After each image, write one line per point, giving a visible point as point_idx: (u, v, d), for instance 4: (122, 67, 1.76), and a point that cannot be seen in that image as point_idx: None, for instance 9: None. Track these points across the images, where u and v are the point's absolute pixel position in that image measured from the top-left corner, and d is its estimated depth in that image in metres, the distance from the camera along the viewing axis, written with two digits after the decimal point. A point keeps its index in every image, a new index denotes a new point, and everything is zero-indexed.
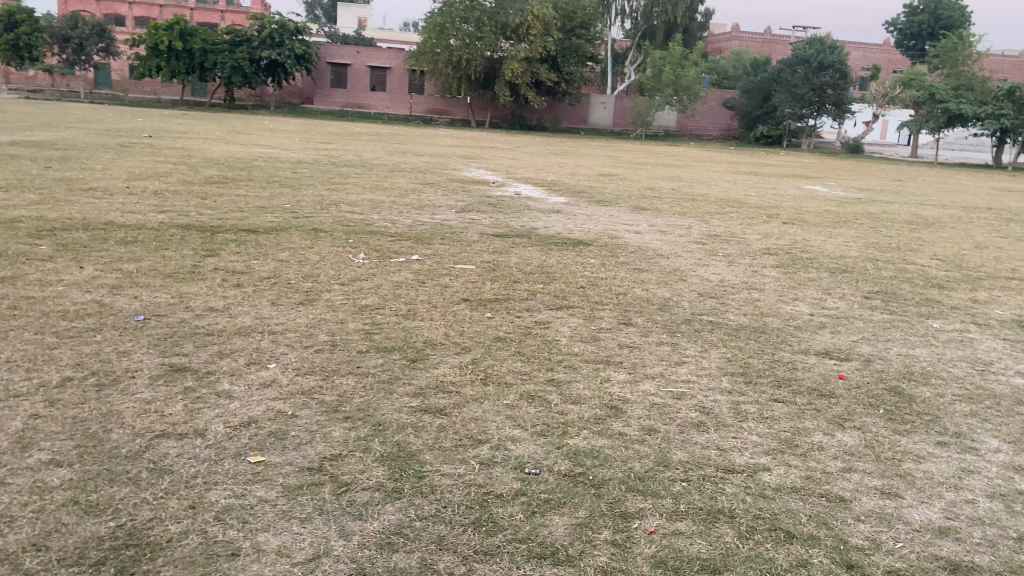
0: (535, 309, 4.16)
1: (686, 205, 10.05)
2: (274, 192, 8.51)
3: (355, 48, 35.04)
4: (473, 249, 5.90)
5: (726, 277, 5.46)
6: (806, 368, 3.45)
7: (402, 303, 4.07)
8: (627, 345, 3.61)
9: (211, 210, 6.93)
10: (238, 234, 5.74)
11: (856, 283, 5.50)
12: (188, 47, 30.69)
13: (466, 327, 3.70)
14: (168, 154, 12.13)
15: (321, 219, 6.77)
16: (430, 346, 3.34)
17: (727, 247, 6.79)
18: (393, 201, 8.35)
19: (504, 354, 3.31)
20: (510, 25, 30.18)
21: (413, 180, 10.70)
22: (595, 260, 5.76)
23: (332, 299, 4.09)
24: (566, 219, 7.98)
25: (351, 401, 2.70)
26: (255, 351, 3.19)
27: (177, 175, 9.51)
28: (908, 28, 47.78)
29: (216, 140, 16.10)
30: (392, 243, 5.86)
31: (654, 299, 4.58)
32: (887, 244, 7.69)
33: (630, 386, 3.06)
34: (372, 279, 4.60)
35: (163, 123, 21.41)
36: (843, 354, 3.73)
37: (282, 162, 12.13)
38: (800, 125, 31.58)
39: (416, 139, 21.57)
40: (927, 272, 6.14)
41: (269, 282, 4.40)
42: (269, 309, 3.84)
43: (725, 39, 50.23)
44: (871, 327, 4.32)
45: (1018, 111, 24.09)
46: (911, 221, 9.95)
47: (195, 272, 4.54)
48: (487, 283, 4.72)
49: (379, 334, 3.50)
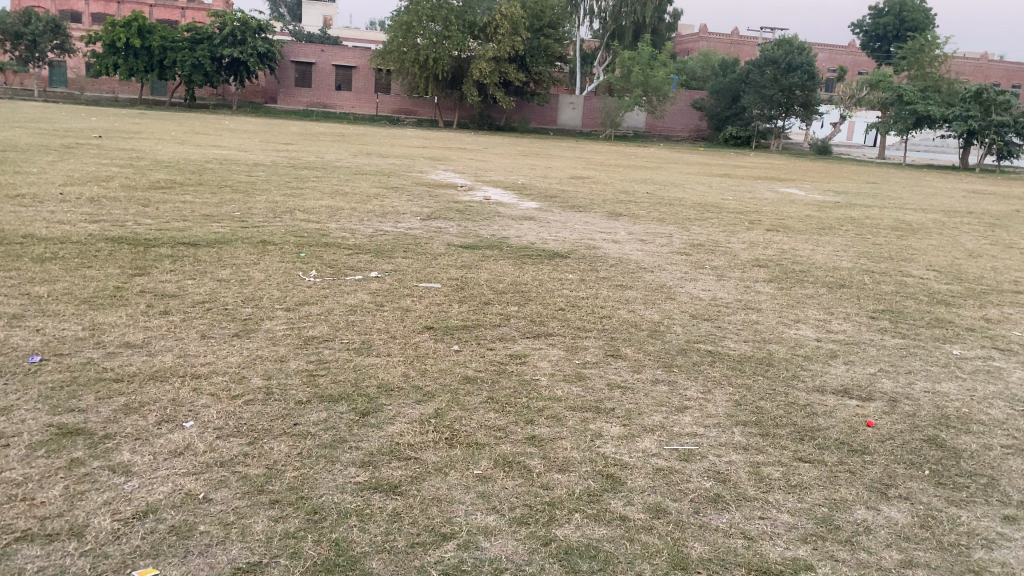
0: (509, 339, 3.62)
1: (663, 210, 9.59)
2: (224, 198, 7.90)
3: (320, 46, 34.26)
4: (439, 262, 5.34)
5: (717, 293, 4.99)
6: (828, 414, 2.95)
7: (355, 334, 3.52)
8: (618, 386, 3.09)
9: (150, 219, 6.32)
10: (175, 248, 5.13)
11: (858, 300, 5.06)
12: (147, 45, 29.71)
13: (428, 364, 3.16)
14: (117, 156, 11.44)
15: (271, 229, 6.19)
16: (385, 393, 2.79)
17: (713, 258, 6.33)
18: (353, 208, 7.80)
19: (474, 402, 2.77)
20: (478, 23, 29.42)
21: (377, 184, 10.15)
22: (574, 275, 5.23)
23: (272, 330, 3.52)
24: (540, 227, 7.46)
25: (282, 477, 2.16)
26: (172, 404, 2.61)
27: (120, 179, 8.83)
28: (874, 30, 48.06)
29: (171, 141, 15.36)
30: (348, 257, 5.29)
31: (644, 324, 4.07)
32: (878, 253, 7.29)
33: (627, 443, 2.54)
34: (322, 302, 4.04)
35: (116, 123, 20.53)
36: (863, 392, 3.25)
37: (237, 164, 11.46)
38: (769, 126, 31.44)
39: (381, 140, 20.99)
40: (929, 286, 5.75)
41: (203, 307, 3.82)
42: (197, 345, 3.26)
43: (694, 41, 50.33)
44: (886, 355, 3.85)
45: (985, 112, 24.05)
46: (895, 226, 9.61)
47: (116, 296, 3.93)
48: (454, 305, 4.18)
49: (325, 376, 2.94)
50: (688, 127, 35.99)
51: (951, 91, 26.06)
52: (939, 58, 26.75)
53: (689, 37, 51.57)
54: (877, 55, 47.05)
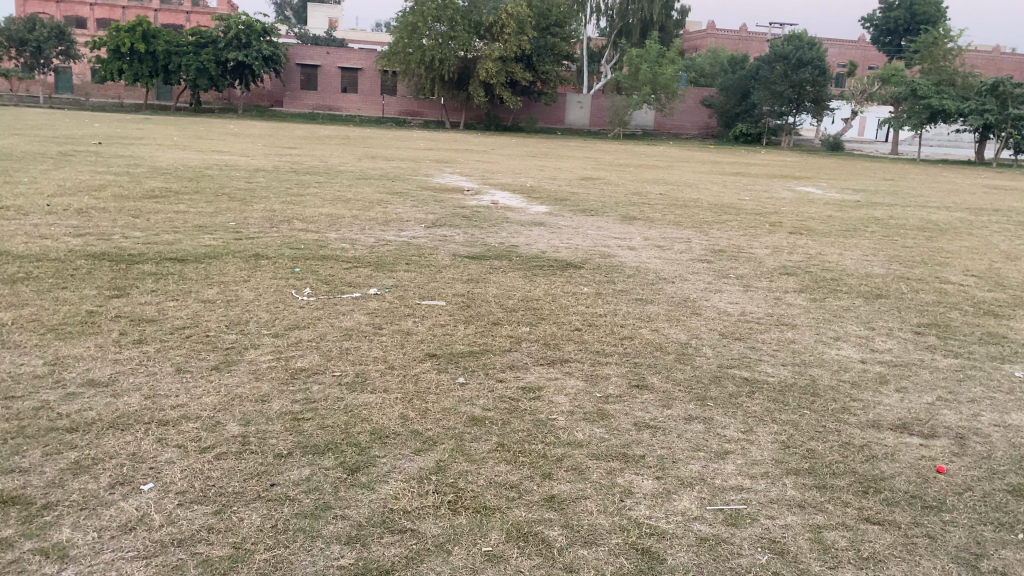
0: (520, 368, 3.24)
1: (678, 213, 9.20)
2: (220, 206, 7.55)
3: (325, 48, 33.96)
4: (443, 276, 4.96)
5: (746, 307, 4.59)
6: (891, 457, 2.56)
7: (349, 365, 3.14)
8: (648, 426, 2.69)
9: (140, 231, 5.98)
10: (160, 265, 4.77)
11: (899, 313, 4.65)
12: (151, 49, 29.49)
13: (432, 402, 2.78)
14: (115, 164, 11.13)
15: (266, 241, 5.83)
16: (379, 441, 2.41)
17: (736, 266, 5.94)
18: (354, 215, 7.45)
19: (481, 451, 2.39)
20: (484, 23, 29.01)
21: (381, 189, 9.79)
22: (589, 288, 4.85)
23: (256, 361, 3.15)
24: (551, 233, 7.07)
25: (249, 562, 1.78)
26: (130, 461, 2.24)
27: (114, 188, 8.49)
28: (884, 24, 47.45)
29: (173, 146, 15.05)
30: (346, 271, 4.93)
31: (669, 346, 3.69)
32: (910, 257, 6.87)
33: (663, 504, 2.16)
34: (314, 326, 3.67)
35: (118, 128, 20.20)
36: (925, 427, 2.85)
37: (237, 170, 11.15)
38: (779, 123, 30.91)
39: (387, 142, 20.65)
40: (971, 294, 5.35)
41: (183, 335, 3.45)
42: (170, 381, 2.89)
43: (701, 38, 49.89)
44: (942, 379, 3.45)
45: (1001, 106, 23.51)
46: (921, 226, 9.18)
47: (88, 323, 3.57)
48: (459, 327, 3.80)
49: (312, 420, 2.57)
50: (697, 125, 35.50)
51: (965, 85, 25.53)
52: (952, 51, 26.13)
53: (696, 34, 51.14)
54: (887, 49, 46.40)
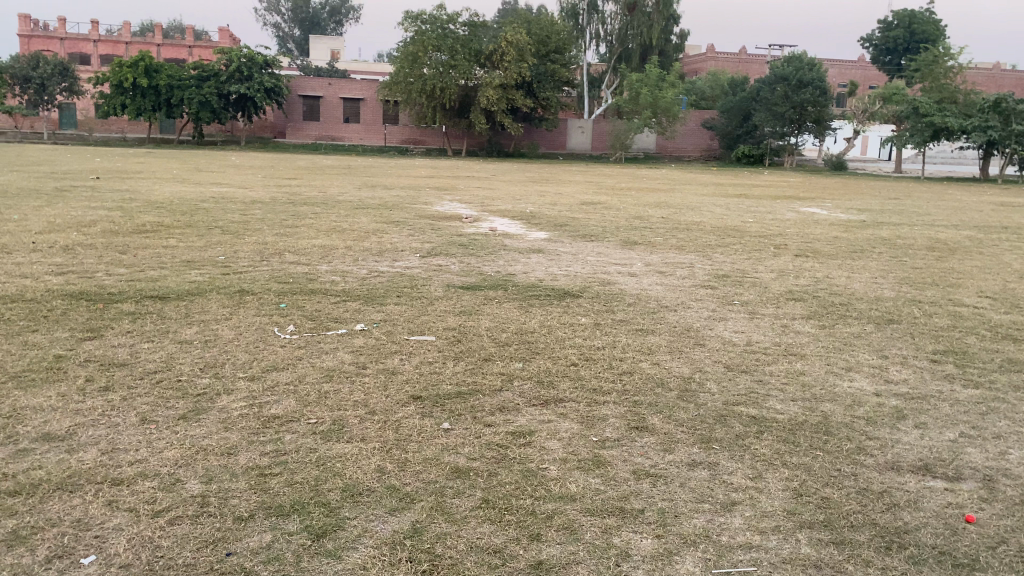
0: (511, 409, 3.02)
1: (681, 237, 9.02)
2: (211, 240, 7.38)
3: (326, 79, 34.09)
4: (435, 308, 4.76)
5: (751, 336, 4.38)
6: (913, 505, 2.34)
7: (326, 411, 2.92)
8: (647, 475, 2.48)
9: (124, 268, 5.81)
10: (140, 304, 4.59)
11: (912, 339, 4.43)
12: (154, 84, 29.61)
13: (412, 453, 2.56)
14: (111, 198, 10.99)
15: (254, 275, 5.64)
16: (351, 500, 2.21)
17: (741, 292, 5.73)
18: (348, 246, 7.27)
19: (462, 510, 2.18)
20: (484, 51, 29.21)
21: (377, 218, 9.62)
22: (586, 318, 4.65)
23: (227, 409, 2.93)
24: (550, 261, 6.87)
25: None
26: (74, 530, 2.03)
27: (104, 223, 8.33)
28: (883, 43, 47.59)
29: (171, 180, 14.93)
30: (334, 306, 4.73)
31: (671, 381, 3.47)
32: (920, 279, 6.67)
33: (664, 569, 1.95)
34: (293, 367, 3.46)
35: (118, 163, 20.15)
36: (948, 469, 2.63)
37: (234, 202, 11.00)
38: (781, 144, 30.78)
39: (388, 171, 20.56)
40: (986, 317, 5.14)
41: (152, 381, 3.24)
42: (131, 434, 2.68)
43: (701, 61, 50.12)
44: (964, 414, 3.21)
45: (1005, 122, 23.28)
46: (929, 246, 8.99)
47: (54, 368, 3.37)
48: (449, 364, 3.59)
49: (280, 475, 2.36)
50: (699, 147, 35.45)
51: (967, 102, 25.35)
52: (953, 68, 26.01)
53: (695, 57, 51.35)
54: (887, 68, 46.49)
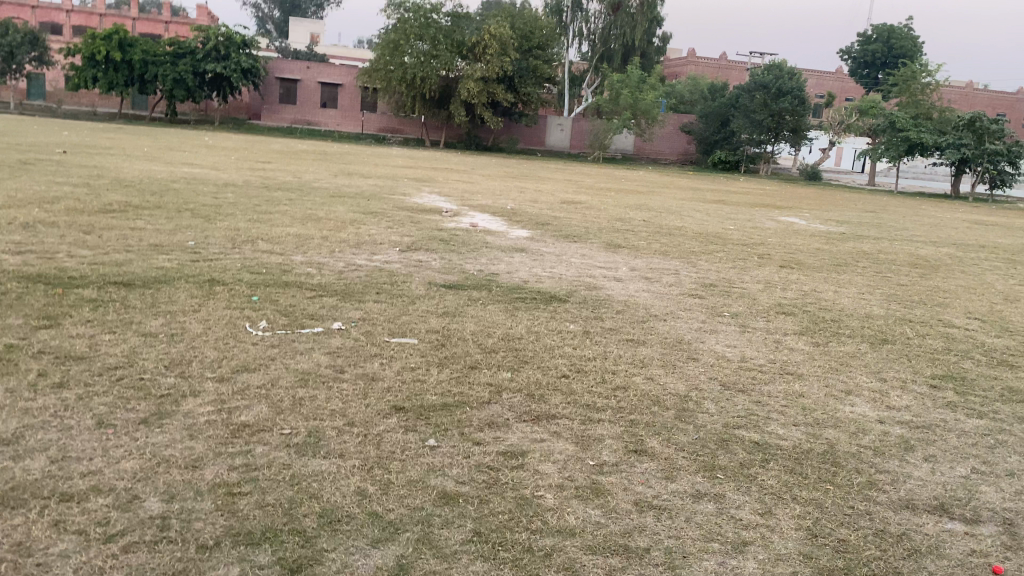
0: (501, 427, 2.81)
1: (664, 241, 8.88)
2: (180, 224, 7.07)
3: (305, 63, 33.53)
4: (417, 309, 4.53)
5: (745, 352, 4.22)
6: (935, 551, 2.19)
7: (301, 420, 2.70)
8: (650, 506, 2.30)
9: (87, 249, 5.51)
10: (103, 290, 4.30)
11: (909, 362, 4.29)
12: (127, 58, 28.84)
13: (395, 473, 2.34)
14: (76, 174, 10.58)
15: (225, 264, 5.37)
16: (330, 529, 2.00)
17: (728, 303, 5.58)
18: (324, 236, 7.02)
19: (452, 544, 1.99)
20: (466, 43, 28.89)
21: (355, 208, 9.36)
22: (575, 325, 4.45)
23: (193, 415, 2.68)
24: (533, 261, 6.66)
25: None
26: (13, 556, 1.80)
27: (68, 200, 7.97)
28: (862, 57, 48.00)
29: (141, 158, 14.47)
30: (310, 301, 4.48)
31: (667, 399, 3.29)
32: (906, 296, 6.57)
33: None
34: (266, 369, 3.22)
35: (87, 137, 19.54)
36: (966, 510, 2.48)
37: (206, 184, 10.66)
38: (758, 151, 30.86)
39: (365, 159, 20.21)
40: (979, 340, 5.04)
41: (111, 378, 2.98)
42: (85, 440, 2.42)
43: (682, 65, 50.25)
44: (971, 446, 3.07)
45: (978, 140, 23.45)
46: (911, 262, 8.93)
47: (2, 359, 3.10)
48: (432, 371, 3.37)
49: (249, 496, 2.13)
50: (677, 151, 35.47)
51: (942, 119, 25.54)
52: (929, 85, 26.21)
53: (677, 60, 51.46)
54: (864, 82, 46.98)
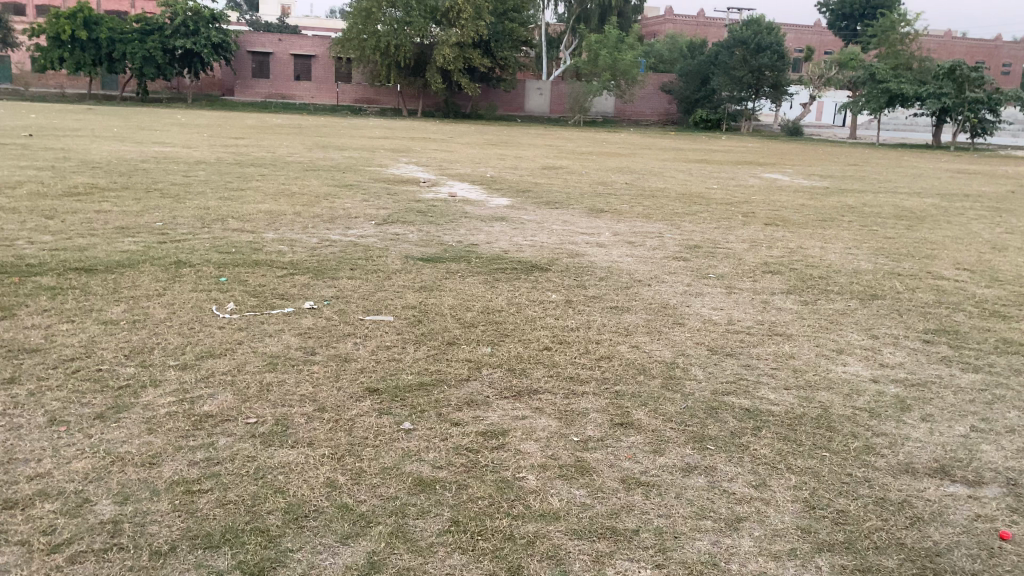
0: (480, 405, 2.67)
1: (647, 203, 8.73)
2: (148, 204, 6.85)
3: (277, 35, 32.90)
4: (393, 284, 4.36)
5: (732, 314, 4.09)
6: (939, 518, 2.08)
7: (268, 408, 2.55)
8: (638, 484, 2.17)
9: (49, 235, 5.31)
10: (63, 278, 4.11)
11: (901, 317, 4.18)
12: (93, 37, 28.13)
13: (368, 461, 2.20)
14: (41, 157, 10.30)
15: (193, 244, 5.18)
16: (296, 526, 1.86)
17: (715, 264, 5.43)
18: (297, 211, 6.83)
19: (428, 535, 1.85)
20: (439, 8, 28.18)
21: (330, 181, 9.15)
22: (557, 295, 4.31)
23: (152, 407, 2.53)
24: (514, 230, 6.50)
25: None
26: None
27: (32, 184, 7.73)
28: (840, 9, 47.57)
29: (110, 138, 14.10)
30: (281, 280, 4.31)
31: (654, 367, 3.16)
32: (894, 250, 6.45)
33: None
34: (233, 354, 3.06)
35: (53, 119, 19.08)
36: (969, 472, 2.37)
37: (177, 163, 10.39)
38: (739, 109, 30.60)
39: (341, 131, 19.86)
40: (969, 291, 4.92)
41: (67, 371, 2.82)
42: (34, 439, 2.27)
43: (659, 24, 49.73)
44: (968, 402, 2.97)
45: (959, 89, 23.25)
46: (897, 215, 8.81)
47: None
48: (409, 349, 3.22)
49: (210, 493, 1.99)
50: (656, 112, 35.20)
51: (922, 69, 25.32)
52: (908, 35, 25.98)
53: (654, 19, 50.91)
54: (843, 34, 46.61)
